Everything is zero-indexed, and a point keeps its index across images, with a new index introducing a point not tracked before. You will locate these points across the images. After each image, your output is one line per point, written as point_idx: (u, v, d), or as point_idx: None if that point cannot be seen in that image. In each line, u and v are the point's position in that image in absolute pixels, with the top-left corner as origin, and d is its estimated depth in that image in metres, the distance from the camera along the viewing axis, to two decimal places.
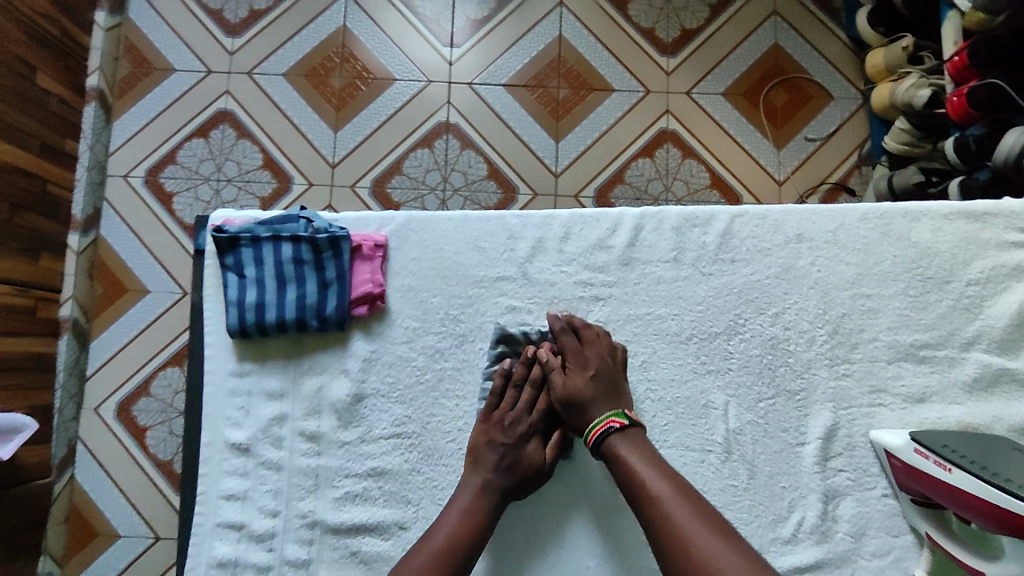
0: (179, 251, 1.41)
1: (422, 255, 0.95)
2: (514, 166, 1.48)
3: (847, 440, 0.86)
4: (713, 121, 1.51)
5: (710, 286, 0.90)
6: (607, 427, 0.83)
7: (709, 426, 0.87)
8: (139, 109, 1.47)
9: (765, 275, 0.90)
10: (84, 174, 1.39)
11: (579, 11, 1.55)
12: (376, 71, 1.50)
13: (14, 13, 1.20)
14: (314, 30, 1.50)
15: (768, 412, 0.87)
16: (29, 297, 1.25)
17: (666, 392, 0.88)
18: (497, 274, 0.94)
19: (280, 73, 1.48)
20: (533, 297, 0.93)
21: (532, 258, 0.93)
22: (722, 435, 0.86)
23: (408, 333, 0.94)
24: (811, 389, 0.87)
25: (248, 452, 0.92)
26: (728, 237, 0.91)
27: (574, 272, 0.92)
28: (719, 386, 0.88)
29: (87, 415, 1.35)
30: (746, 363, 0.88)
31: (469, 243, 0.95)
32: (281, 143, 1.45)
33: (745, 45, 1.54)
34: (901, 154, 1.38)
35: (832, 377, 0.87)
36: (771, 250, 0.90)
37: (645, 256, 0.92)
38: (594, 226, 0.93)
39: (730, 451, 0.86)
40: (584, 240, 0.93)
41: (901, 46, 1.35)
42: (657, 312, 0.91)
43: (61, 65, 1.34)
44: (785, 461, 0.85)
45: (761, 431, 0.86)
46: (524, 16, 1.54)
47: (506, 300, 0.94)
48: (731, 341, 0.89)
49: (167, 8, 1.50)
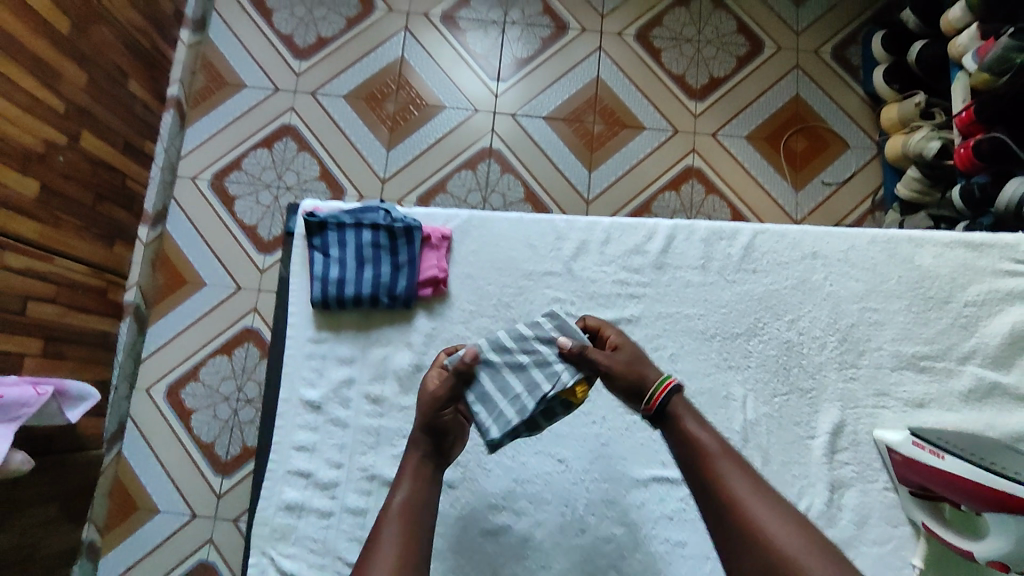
0: (238, 249, 1.52)
1: (480, 248, 1.04)
2: (550, 192, 1.60)
3: (852, 436, 0.94)
4: (736, 162, 1.63)
5: (733, 291, 0.99)
6: (659, 395, 0.77)
7: (729, 416, 0.94)
8: (212, 118, 1.60)
9: (784, 286, 0.99)
10: (157, 173, 1.51)
11: (616, 56, 1.68)
12: (428, 99, 1.64)
13: (117, 27, 1.34)
14: (374, 58, 1.65)
15: (782, 406, 0.95)
16: (102, 279, 1.35)
17: (691, 382, 0.95)
18: (546, 268, 1.03)
19: (340, 95, 1.62)
20: (575, 291, 1.01)
21: (576, 256, 1.02)
22: (740, 425, 0.93)
23: (465, 314, 1.03)
24: (821, 388, 0.95)
25: (320, 410, 1.00)
26: (751, 250, 1.00)
27: (613, 272, 1.01)
28: (739, 381, 0.96)
29: (139, 395, 1.45)
30: (764, 362, 0.96)
31: (522, 241, 1.04)
32: (337, 157, 1.59)
33: (768, 95, 1.67)
34: (911, 201, 1.49)
35: (841, 379, 0.95)
36: (789, 264, 0.99)
37: (676, 261, 1.00)
38: (631, 233, 1.02)
39: (748, 439, 0.93)
40: (623, 245, 1.02)
41: (914, 102, 1.47)
42: (685, 311, 0.99)
43: (149, 75, 1.47)
44: (797, 453, 0.93)
45: (776, 424, 0.94)
46: (565, 57, 1.68)
47: (552, 291, 1.02)
48: (751, 341, 0.97)
49: (242, 29, 1.64)
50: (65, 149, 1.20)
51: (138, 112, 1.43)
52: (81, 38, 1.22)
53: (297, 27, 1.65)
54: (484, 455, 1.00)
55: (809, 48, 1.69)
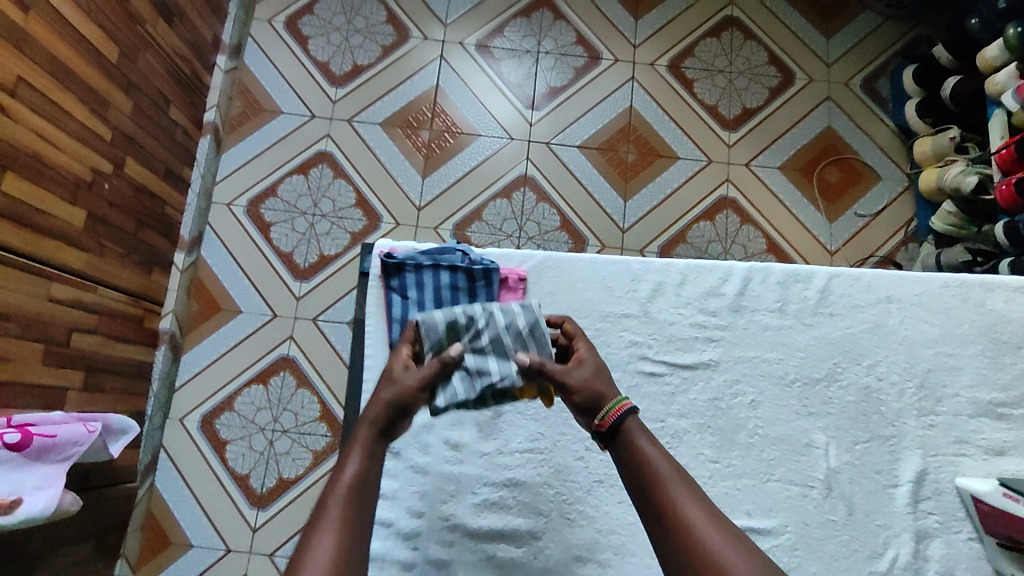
0: (274, 276, 1.51)
1: (557, 289, 0.90)
2: (585, 220, 1.60)
3: (934, 485, 0.85)
4: (770, 193, 1.64)
5: (812, 334, 0.89)
6: (614, 415, 0.68)
7: (811, 464, 0.84)
8: (247, 144, 1.59)
9: (859, 329, 0.89)
10: (194, 200, 1.50)
11: (650, 86, 1.70)
12: (464, 127, 1.64)
13: (161, 53, 1.32)
14: (409, 86, 1.65)
15: (863, 454, 0.85)
16: (139, 308, 1.33)
17: (771, 429, 0.85)
18: (620, 311, 0.89)
19: (376, 122, 1.62)
20: (654, 334, 0.87)
21: (652, 298, 0.89)
22: (824, 473, 0.84)
23: None
24: (902, 435, 0.86)
25: (398, 455, 0.93)
26: (828, 292, 0.91)
27: (690, 315, 0.88)
28: (819, 428, 0.86)
29: (172, 425, 1.42)
30: (844, 409, 0.86)
31: (597, 280, 0.91)
32: (373, 185, 1.58)
33: (801, 125, 1.68)
34: (948, 234, 1.51)
35: (920, 426, 0.86)
36: (863, 307, 0.90)
37: (753, 304, 0.90)
38: (706, 274, 0.91)
39: (832, 489, 0.84)
40: (698, 286, 0.90)
41: (949, 136, 1.49)
42: (764, 354, 0.87)
43: (188, 100, 1.46)
44: (879, 502, 0.84)
45: (858, 473, 0.85)
46: (598, 86, 1.69)
47: (628, 335, 0.88)
48: (831, 387, 0.87)
49: (278, 57, 1.65)
50: (110, 176, 1.17)
51: (178, 138, 1.42)
52: (129, 65, 1.21)
53: (333, 54, 1.66)
54: (568, 504, 0.92)
55: (840, 80, 1.71)
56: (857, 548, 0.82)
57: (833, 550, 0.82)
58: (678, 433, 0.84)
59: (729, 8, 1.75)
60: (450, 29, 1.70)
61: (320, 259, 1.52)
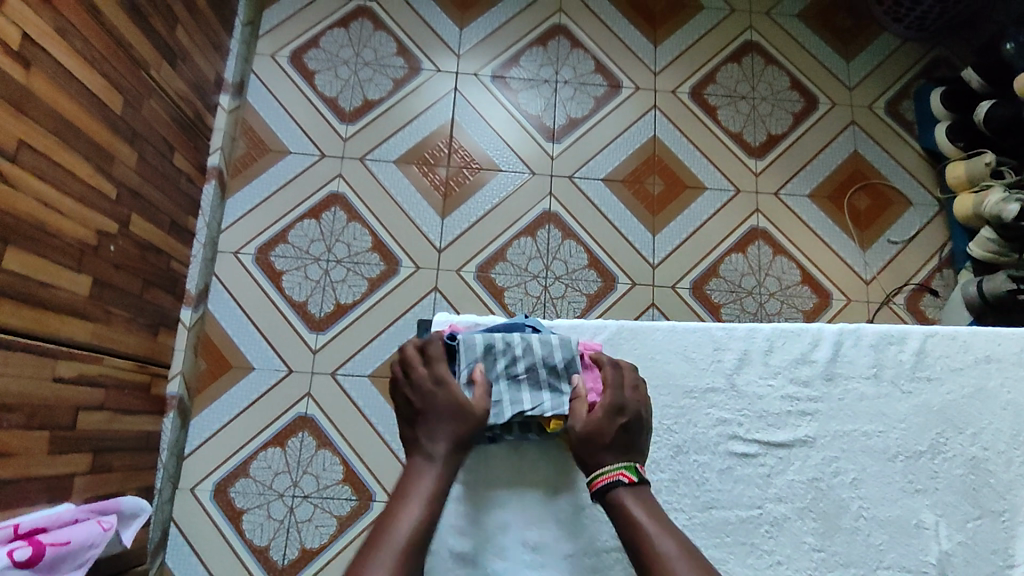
0: (288, 330, 1.41)
1: (636, 364, 0.89)
2: (614, 256, 1.53)
3: None
4: (800, 221, 1.59)
5: (908, 403, 0.86)
6: (613, 478, 0.78)
7: (923, 546, 0.81)
8: (254, 187, 1.50)
9: (959, 395, 0.86)
10: (199, 251, 1.41)
11: (672, 113, 1.64)
12: (482, 162, 1.57)
13: (164, 96, 1.24)
14: (422, 121, 1.58)
15: (976, 532, 0.81)
16: (146, 373, 1.23)
17: (879, 509, 0.82)
18: (707, 385, 0.87)
19: (391, 160, 1.55)
20: (743, 410, 0.87)
21: (739, 369, 0.88)
22: (936, 556, 0.80)
23: None
24: (1015, 509, 0.82)
25: (473, 562, 0.83)
26: (923, 355, 0.88)
27: (780, 386, 0.87)
28: (928, 506, 0.82)
29: (183, 495, 1.31)
30: (952, 484, 0.83)
31: (678, 352, 0.89)
32: (390, 227, 1.50)
33: (827, 151, 1.64)
34: (987, 261, 1.45)
35: None
36: (962, 370, 0.87)
37: (845, 371, 0.87)
38: (795, 341, 0.88)
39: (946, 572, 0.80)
40: (787, 355, 0.88)
41: (985, 161, 1.45)
42: (861, 428, 0.85)
43: (191, 145, 1.38)
44: None
45: (972, 553, 0.81)
46: (619, 116, 1.63)
47: (716, 411, 0.87)
48: (935, 460, 0.84)
49: (284, 93, 1.57)
50: (117, 237, 1.08)
51: (182, 186, 1.34)
52: (134, 114, 1.12)
53: (341, 89, 1.58)
54: None
55: (864, 103, 1.68)
56: None
57: None
58: (779, 519, 0.82)
59: (747, 32, 1.71)
60: (463, 60, 1.64)
61: (337, 308, 1.43)
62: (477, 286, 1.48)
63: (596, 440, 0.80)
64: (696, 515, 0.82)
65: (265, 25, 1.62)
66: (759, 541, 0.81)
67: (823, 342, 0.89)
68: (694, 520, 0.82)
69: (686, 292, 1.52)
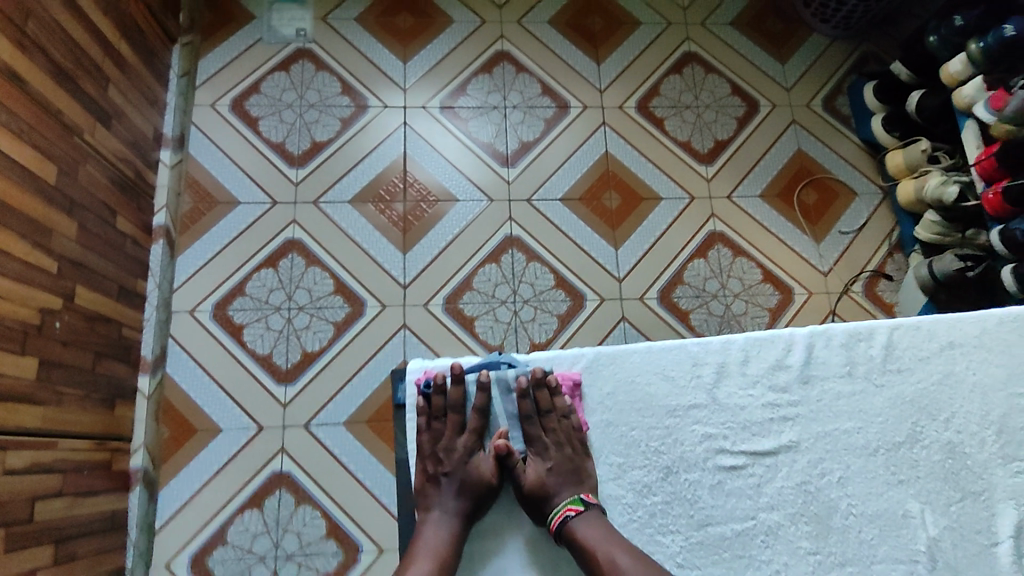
0: (254, 385, 1.36)
1: (617, 389, 0.90)
2: (580, 274, 1.54)
3: None
4: (756, 221, 1.62)
5: (884, 397, 0.87)
6: (563, 513, 0.83)
7: (912, 536, 0.82)
8: (205, 241, 1.45)
9: (931, 382, 0.87)
10: (152, 314, 1.37)
11: (622, 129, 1.67)
12: (439, 193, 1.56)
13: (101, 160, 1.20)
14: (374, 158, 1.57)
15: (960, 515, 0.82)
16: (105, 450, 1.17)
17: (867, 505, 0.83)
18: (689, 402, 0.88)
19: (346, 200, 1.52)
20: (726, 422, 0.87)
21: (718, 382, 0.88)
22: (925, 544, 0.81)
23: (614, 469, 0.87)
24: (992, 488, 0.83)
25: None
26: (891, 348, 0.89)
27: (760, 395, 0.88)
28: (912, 495, 0.83)
29: (156, 572, 1.25)
30: (933, 470, 0.84)
31: (657, 372, 0.90)
32: (351, 267, 1.47)
33: (772, 152, 1.69)
34: (933, 242, 1.52)
35: (1009, 475, 0.84)
36: (930, 358, 0.88)
37: (821, 373, 0.88)
38: (769, 348, 0.89)
39: (936, 559, 0.81)
40: (763, 363, 0.89)
41: (919, 148, 1.52)
42: (842, 427, 0.86)
43: (134, 206, 1.34)
44: (984, 564, 0.81)
45: (959, 536, 0.82)
46: (570, 135, 1.65)
47: (701, 427, 0.87)
48: (915, 449, 0.85)
49: (229, 142, 1.53)
50: (62, 312, 1.03)
51: (129, 249, 1.29)
52: (71, 183, 1.08)
53: (288, 133, 1.56)
54: None
55: (801, 102, 1.74)
56: None
57: None
58: (773, 527, 0.83)
59: (685, 44, 1.76)
60: (410, 93, 1.63)
61: (303, 356, 1.39)
62: (446, 318, 1.47)
63: (542, 485, 0.86)
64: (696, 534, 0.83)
65: (203, 75, 1.59)
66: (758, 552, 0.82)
67: (798, 347, 0.89)
68: (690, 539, 0.83)
69: (655, 302, 1.54)
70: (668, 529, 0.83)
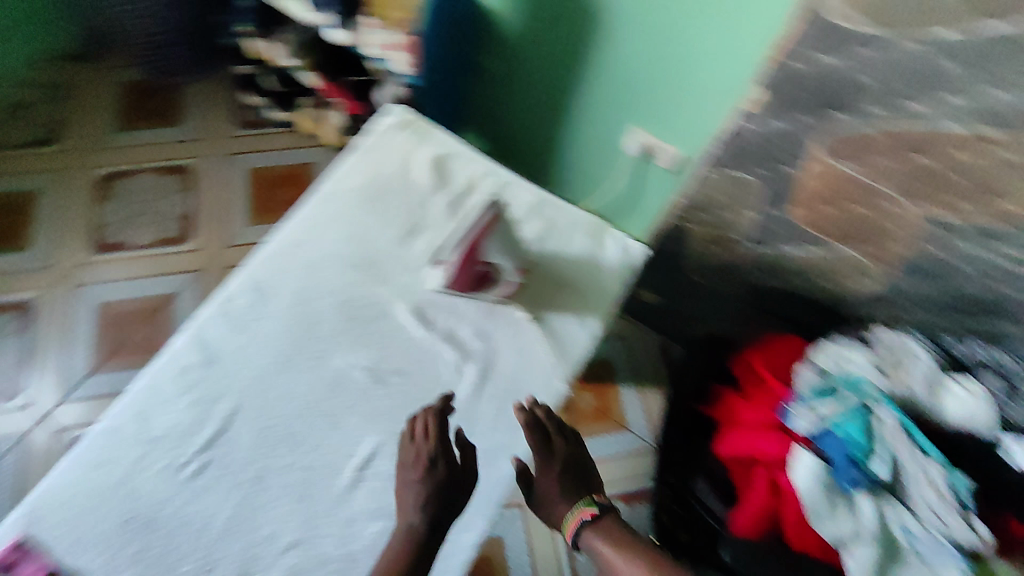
0: None
1: (218, 322, 0.85)
2: None
3: (612, 238, 0.97)
4: None
5: (448, 197, 0.96)
6: (579, 518, 0.81)
7: (528, 292, 0.92)
8: None
9: (486, 168, 0.98)
10: None
11: (263, 147, 1.72)
12: (118, 299, 1.50)
13: None
14: (36, 305, 1.48)
15: (559, 254, 0.95)
16: None
17: (479, 286, 0.90)
18: (290, 290, 0.88)
19: (20, 356, 1.43)
20: (329, 288, 0.88)
21: (304, 256, 0.89)
22: (539, 293, 0.92)
23: (247, 390, 0.83)
24: (572, 221, 0.97)
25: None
26: (439, 160, 0.98)
27: (352, 247, 0.91)
28: (516, 258, 0.93)
29: None
30: (527, 231, 0.95)
31: (251, 286, 0.87)
32: (54, 414, 1.38)
33: None
34: None
35: (576, 208, 0.98)
36: (469, 154, 0.99)
37: (393, 203, 0.94)
38: (334, 204, 0.93)
39: (558, 297, 0.92)
40: (339, 220, 0.92)
41: None
42: (429, 232, 0.93)
43: None
44: (587, 282, 0.94)
45: (562, 271, 0.94)
46: (222, 183, 1.67)
47: (309, 300, 0.87)
48: (504, 223, 0.95)
49: None
50: None
51: None
52: None
53: None
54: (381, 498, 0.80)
55: None
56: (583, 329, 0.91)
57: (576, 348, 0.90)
58: (421, 349, 0.86)
59: None
60: (47, 229, 1.58)
61: None
62: None
63: None
64: (322, 386, 0.84)
65: None
66: (381, 368, 0.85)
67: (341, 198, 0.93)
68: (352, 411, 0.83)
69: None
70: (329, 407, 0.83)
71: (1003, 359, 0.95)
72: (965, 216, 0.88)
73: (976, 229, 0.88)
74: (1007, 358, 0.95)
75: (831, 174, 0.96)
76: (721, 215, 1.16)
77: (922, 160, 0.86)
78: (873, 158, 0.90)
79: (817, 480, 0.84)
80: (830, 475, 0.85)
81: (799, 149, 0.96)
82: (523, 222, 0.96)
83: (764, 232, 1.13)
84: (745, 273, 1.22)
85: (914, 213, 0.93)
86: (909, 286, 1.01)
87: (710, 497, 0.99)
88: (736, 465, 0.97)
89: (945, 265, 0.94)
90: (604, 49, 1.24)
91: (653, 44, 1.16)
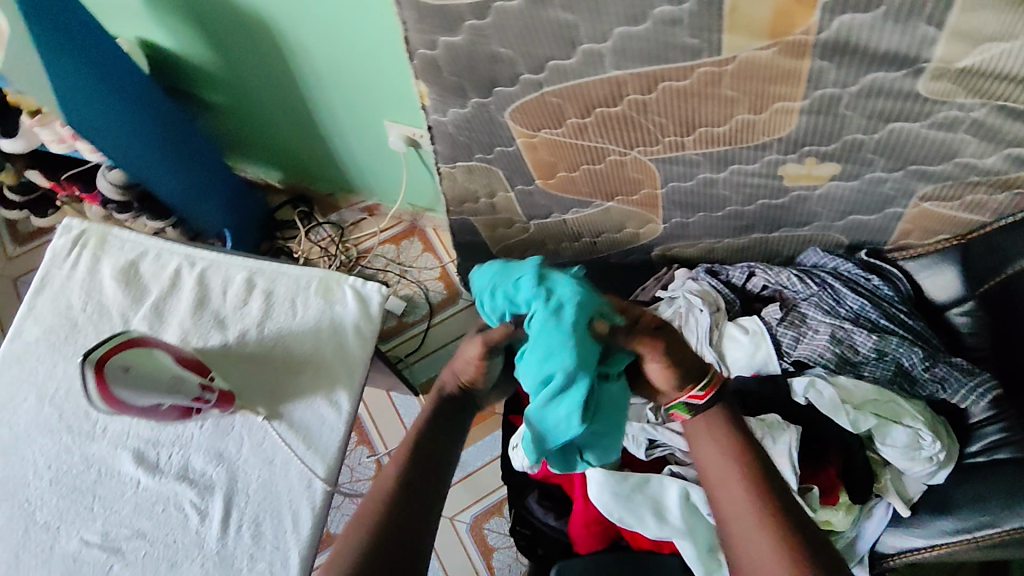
0: None
1: None
2: None
3: (320, 300, 0.88)
4: None
5: (144, 309, 0.88)
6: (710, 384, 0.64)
7: (244, 379, 0.83)
8: None
9: (173, 270, 0.90)
10: None
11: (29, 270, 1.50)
12: None
13: None
14: None
15: (271, 333, 0.86)
16: None
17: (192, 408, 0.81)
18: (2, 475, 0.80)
19: None
20: (48, 444, 0.81)
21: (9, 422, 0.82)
22: (255, 380, 0.83)
23: None
24: (276, 300, 0.88)
25: None
26: (132, 272, 0.90)
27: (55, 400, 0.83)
28: (223, 348, 0.85)
29: None
30: (230, 322, 0.86)
31: None
32: None
33: None
34: None
35: (278, 286, 0.89)
36: (161, 258, 0.91)
37: (93, 333, 0.87)
38: (25, 362, 0.85)
39: (277, 379, 0.84)
40: (35, 372, 0.85)
41: None
42: None
43: None
44: (302, 353, 0.85)
45: (276, 349, 0.85)
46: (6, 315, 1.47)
47: (31, 462, 0.80)
48: (205, 319, 0.87)
49: None
50: None
51: None
52: None
53: None
54: None
55: None
56: (302, 409, 0.82)
57: (293, 431, 0.80)
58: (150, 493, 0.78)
59: None
60: None
61: None
62: None
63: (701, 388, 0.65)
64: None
65: None
66: (116, 536, 0.76)
67: (25, 352, 0.86)
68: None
69: None
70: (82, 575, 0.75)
71: (786, 282, 0.85)
72: (690, 150, 0.79)
73: (712, 155, 0.79)
74: (791, 280, 0.85)
75: (551, 143, 0.84)
76: (488, 204, 1.04)
77: (612, 110, 0.75)
78: (568, 120, 0.78)
79: (606, 489, 0.77)
80: (620, 479, 0.78)
81: (501, 129, 0.83)
82: (239, 308, 0.87)
83: (532, 209, 1.03)
84: (545, 244, 1.13)
85: (641, 158, 0.83)
86: (696, 219, 0.93)
87: (542, 514, 0.90)
88: (556, 476, 0.90)
89: (708, 193, 0.87)
90: (306, 60, 1.12)
91: (336, 42, 1.05)
